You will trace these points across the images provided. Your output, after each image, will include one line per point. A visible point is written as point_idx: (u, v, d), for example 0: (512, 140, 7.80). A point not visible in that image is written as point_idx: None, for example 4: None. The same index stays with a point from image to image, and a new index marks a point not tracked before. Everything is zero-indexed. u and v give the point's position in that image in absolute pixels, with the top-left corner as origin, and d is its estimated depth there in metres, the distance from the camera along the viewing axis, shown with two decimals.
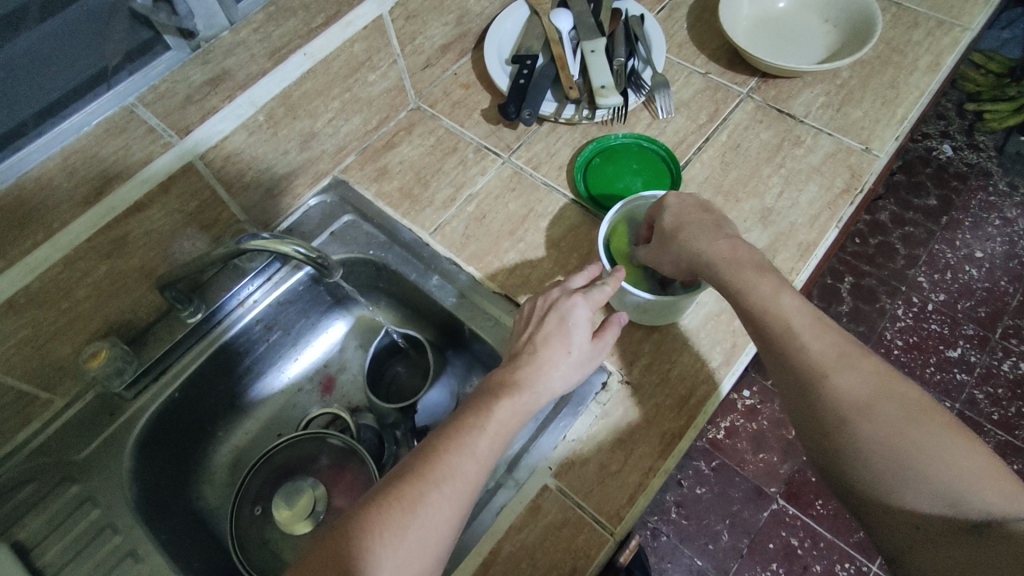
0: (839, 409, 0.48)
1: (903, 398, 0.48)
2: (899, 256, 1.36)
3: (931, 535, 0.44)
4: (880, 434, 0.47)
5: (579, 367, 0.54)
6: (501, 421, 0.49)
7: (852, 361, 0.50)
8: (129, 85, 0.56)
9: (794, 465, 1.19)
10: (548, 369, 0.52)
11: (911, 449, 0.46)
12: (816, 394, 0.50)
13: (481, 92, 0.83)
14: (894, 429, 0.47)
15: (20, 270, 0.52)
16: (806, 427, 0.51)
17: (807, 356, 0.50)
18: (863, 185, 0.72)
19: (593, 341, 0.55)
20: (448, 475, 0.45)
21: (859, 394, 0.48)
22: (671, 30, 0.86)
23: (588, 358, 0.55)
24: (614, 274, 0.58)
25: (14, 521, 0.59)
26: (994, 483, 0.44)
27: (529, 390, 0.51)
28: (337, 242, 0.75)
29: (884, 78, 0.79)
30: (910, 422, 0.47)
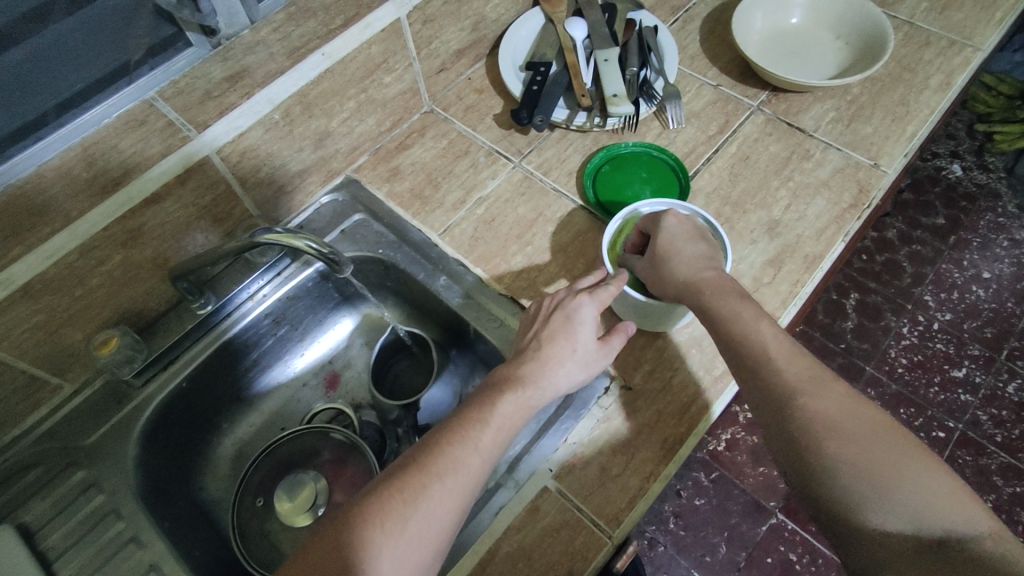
0: (810, 424, 0.49)
1: (869, 420, 0.49)
2: (905, 274, 1.36)
3: (894, 551, 0.44)
4: (845, 448, 0.47)
5: (584, 369, 0.55)
6: (506, 420, 0.49)
7: (827, 385, 0.51)
8: (149, 81, 0.58)
9: (794, 480, 1.19)
10: (555, 370, 0.53)
11: (883, 470, 0.46)
12: (793, 412, 0.50)
13: (494, 97, 0.84)
14: (861, 447, 0.47)
15: (38, 255, 0.53)
16: (776, 444, 0.51)
17: (780, 373, 0.52)
18: (871, 201, 0.72)
19: (600, 343, 0.56)
20: (450, 469, 0.45)
21: (836, 414, 0.49)
22: (685, 41, 0.87)
23: (593, 360, 0.55)
24: (617, 278, 0.58)
25: (18, 505, 0.60)
26: (956, 504, 0.45)
27: (536, 387, 0.51)
28: (347, 240, 0.76)
29: (894, 96, 0.80)
30: (876, 441, 0.48)
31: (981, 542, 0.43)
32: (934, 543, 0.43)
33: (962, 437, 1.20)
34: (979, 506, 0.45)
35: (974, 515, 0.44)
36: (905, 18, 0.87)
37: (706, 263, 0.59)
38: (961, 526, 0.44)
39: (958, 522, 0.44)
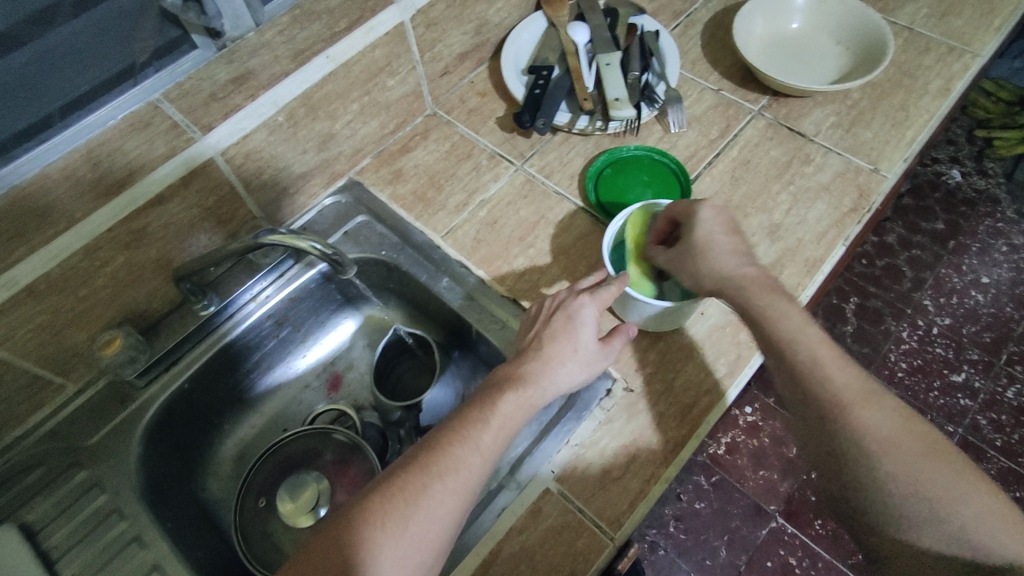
0: (864, 446, 0.50)
1: (921, 439, 0.49)
2: (905, 279, 1.37)
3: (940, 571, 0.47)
4: (896, 471, 0.48)
5: (585, 370, 0.55)
6: (507, 420, 0.50)
7: (876, 399, 0.51)
8: (153, 83, 0.60)
9: (794, 483, 1.19)
10: (556, 371, 0.53)
11: (923, 484, 0.48)
12: (838, 426, 0.51)
13: (497, 101, 0.85)
14: (912, 469, 0.48)
15: (43, 256, 0.53)
16: (823, 459, 0.52)
17: (833, 392, 0.51)
18: (871, 205, 0.73)
19: (600, 343, 0.56)
20: (452, 468, 0.46)
21: (882, 429, 0.50)
22: (686, 46, 0.88)
23: (594, 361, 0.56)
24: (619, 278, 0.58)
25: (20, 505, 0.61)
26: (1003, 525, 0.46)
27: (537, 387, 0.52)
28: (350, 242, 0.76)
29: (894, 101, 0.81)
30: (928, 463, 0.48)
31: None
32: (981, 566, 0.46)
33: (961, 441, 1.20)
34: None
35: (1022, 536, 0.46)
36: (904, 24, 0.88)
37: (743, 258, 0.57)
38: (1009, 548, 0.45)
39: (1006, 545, 0.46)
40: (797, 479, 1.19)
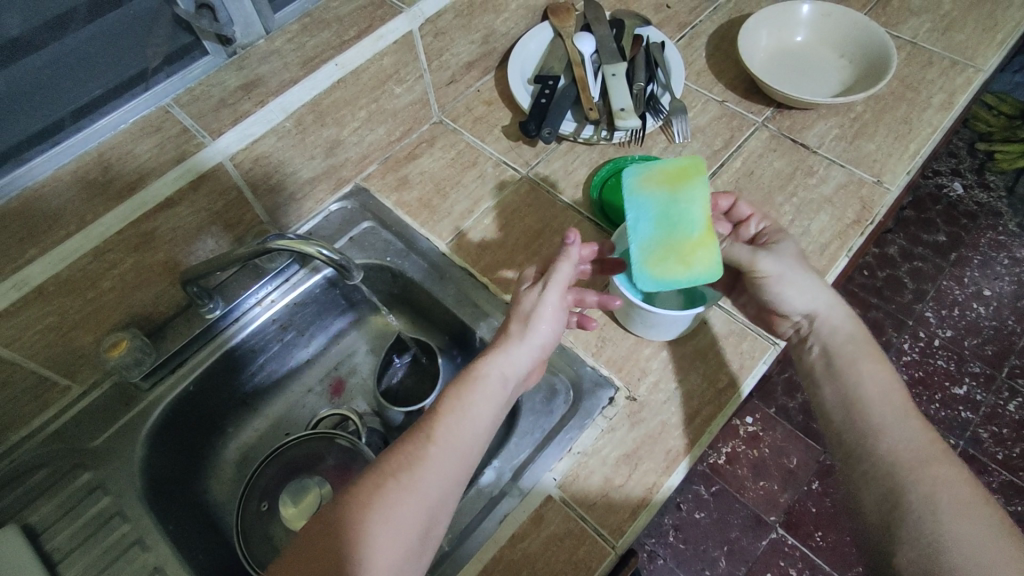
0: (925, 493, 0.45)
1: (993, 516, 0.44)
2: (906, 291, 1.37)
3: None
4: (957, 527, 0.43)
5: (534, 341, 0.55)
6: (455, 403, 0.50)
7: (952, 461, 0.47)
8: (166, 87, 0.63)
9: (794, 494, 1.19)
10: (498, 349, 0.53)
11: (991, 555, 0.42)
12: (906, 479, 0.46)
13: (502, 109, 0.85)
14: (977, 532, 0.43)
15: (53, 258, 0.54)
16: (875, 505, 0.48)
17: (905, 436, 0.48)
18: (874, 217, 0.73)
19: (543, 310, 0.55)
20: (404, 464, 0.46)
21: (958, 495, 0.45)
22: (690, 57, 0.89)
23: (541, 330, 0.55)
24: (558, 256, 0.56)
25: (24, 505, 0.61)
26: None
27: (483, 361, 0.53)
28: (356, 248, 0.76)
29: (897, 114, 0.81)
30: (996, 534, 0.43)
31: None
32: None
33: (962, 453, 1.20)
34: None
35: None
36: (908, 38, 0.89)
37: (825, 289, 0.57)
38: None
39: None
40: (798, 491, 1.19)
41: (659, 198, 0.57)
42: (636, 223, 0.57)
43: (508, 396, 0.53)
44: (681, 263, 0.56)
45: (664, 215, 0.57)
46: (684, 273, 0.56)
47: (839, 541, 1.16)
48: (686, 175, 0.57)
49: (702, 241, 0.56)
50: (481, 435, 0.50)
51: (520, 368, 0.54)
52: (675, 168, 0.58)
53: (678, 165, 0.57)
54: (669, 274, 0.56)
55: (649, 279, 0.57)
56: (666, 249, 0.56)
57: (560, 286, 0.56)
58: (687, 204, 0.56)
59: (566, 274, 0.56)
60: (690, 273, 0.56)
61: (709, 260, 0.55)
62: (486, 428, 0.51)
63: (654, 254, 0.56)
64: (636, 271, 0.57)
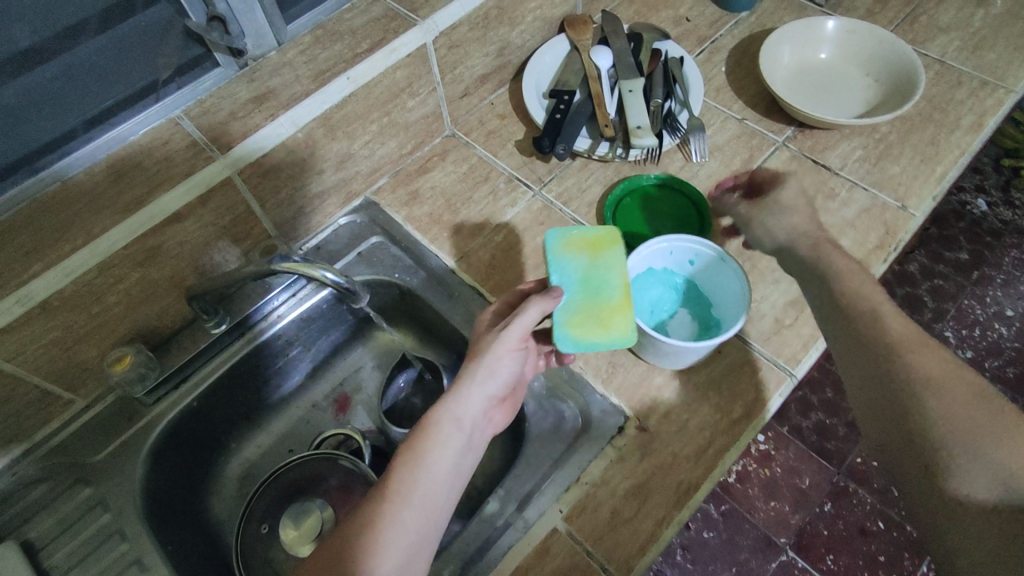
0: (909, 382, 0.45)
1: (977, 389, 0.44)
2: (926, 309, 1.34)
3: (974, 519, 0.41)
4: (943, 411, 0.43)
5: (490, 380, 0.53)
6: (410, 457, 0.48)
7: (932, 346, 0.46)
8: (177, 99, 0.62)
9: (806, 516, 1.17)
10: (451, 393, 0.51)
11: (976, 426, 0.42)
12: (932, 411, 0.43)
13: (517, 123, 0.84)
14: (961, 409, 0.43)
15: (58, 273, 0.54)
16: (862, 390, 0.48)
17: (886, 330, 0.47)
18: (898, 243, 0.71)
19: (497, 348, 0.53)
20: (357, 531, 0.45)
21: (937, 373, 0.44)
22: (710, 73, 0.86)
23: (496, 368, 0.53)
24: (531, 300, 0.53)
25: (24, 520, 0.60)
26: None
27: (436, 410, 0.50)
28: (363, 263, 0.75)
29: (924, 135, 0.79)
30: (977, 408, 0.43)
31: None
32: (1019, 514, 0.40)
33: None
34: None
35: None
36: (936, 57, 0.86)
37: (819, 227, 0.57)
38: None
39: None
40: (809, 512, 1.17)
41: (581, 262, 0.57)
42: (559, 284, 0.56)
43: (468, 440, 0.51)
44: (601, 327, 0.54)
45: (585, 279, 0.56)
46: (604, 338, 0.54)
47: (851, 565, 1.13)
48: (603, 243, 0.58)
49: (621, 307, 0.55)
50: (443, 486, 0.48)
51: (478, 408, 0.52)
52: (593, 236, 0.59)
53: (595, 234, 0.59)
54: (589, 336, 0.54)
55: (570, 342, 0.54)
56: (587, 313, 0.55)
57: (523, 327, 0.53)
58: (607, 271, 0.57)
59: (531, 318, 0.53)
60: (609, 338, 0.54)
61: (628, 326, 0.54)
62: (447, 477, 0.48)
63: (575, 317, 0.55)
64: (557, 332, 0.54)
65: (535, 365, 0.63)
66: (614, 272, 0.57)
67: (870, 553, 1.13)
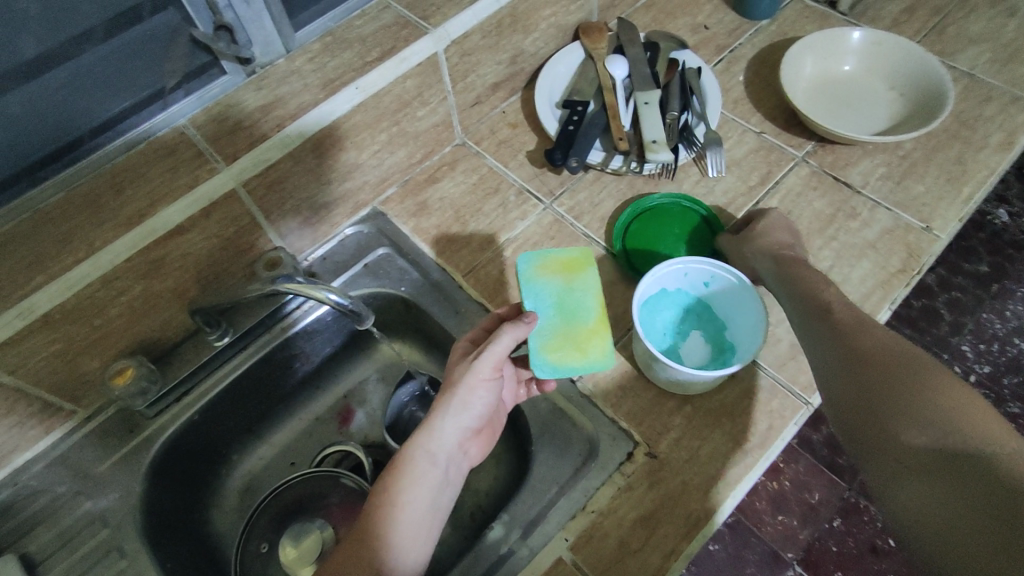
0: (850, 354, 0.51)
1: (913, 359, 0.48)
2: (943, 323, 1.30)
3: (912, 466, 0.43)
4: (879, 375, 0.48)
5: (462, 413, 0.54)
6: (387, 496, 0.50)
7: (871, 329, 0.53)
8: (183, 107, 0.60)
9: (814, 532, 1.15)
10: (423, 428, 0.53)
11: (910, 385, 0.46)
12: (878, 377, 0.48)
13: (529, 133, 0.82)
14: (891, 372, 0.48)
15: (59, 286, 0.53)
16: (818, 372, 0.54)
17: (837, 316, 0.55)
18: (921, 267, 0.68)
19: (468, 382, 0.54)
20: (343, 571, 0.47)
21: (873, 346, 0.51)
22: (728, 84, 0.84)
23: (468, 401, 0.55)
24: (504, 327, 0.54)
25: (23, 533, 0.59)
26: (985, 422, 0.42)
27: (410, 447, 0.52)
28: (369, 276, 0.74)
29: (950, 153, 0.76)
30: (910, 371, 0.47)
31: (1001, 447, 0.40)
32: (953, 455, 0.41)
33: None
34: (1011, 428, 0.41)
35: (1004, 432, 0.41)
36: (964, 70, 0.83)
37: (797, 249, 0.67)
38: (985, 438, 0.41)
39: (983, 435, 0.41)
40: (818, 528, 1.15)
41: (556, 286, 0.58)
42: (535, 309, 0.57)
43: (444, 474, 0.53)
44: (578, 350, 0.55)
45: (560, 303, 0.57)
46: (581, 362, 0.55)
47: None
48: (578, 266, 0.59)
49: (597, 330, 0.56)
50: (420, 524, 0.50)
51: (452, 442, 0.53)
52: (567, 259, 0.60)
53: (569, 256, 0.59)
54: (566, 360, 0.54)
55: (547, 367, 0.54)
56: (564, 337, 0.55)
57: (493, 359, 0.54)
58: (582, 294, 0.58)
59: (504, 347, 0.53)
60: (586, 361, 0.55)
61: (604, 349, 0.55)
62: (424, 513, 0.50)
63: (552, 341, 0.55)
64: (533, 358, 0.54)
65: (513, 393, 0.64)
66: (589, 295, 0.58)
67: (879, 572, 1.11)
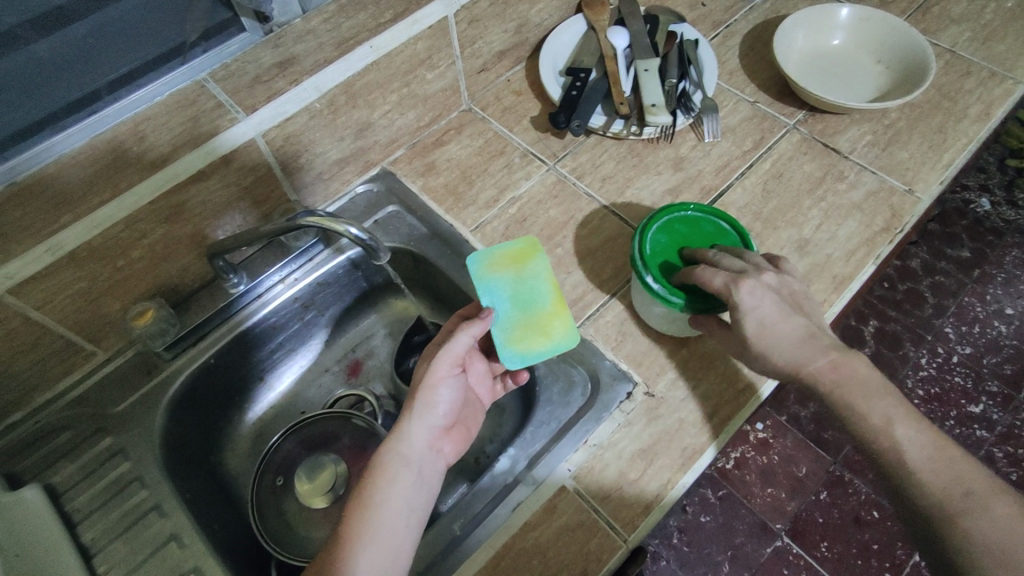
0: (893, 447, 0.50)
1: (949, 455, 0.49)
2: (926, 305, 1.27)
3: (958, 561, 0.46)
4: (923, 473, 0.49)
5: (429, 413, 0.55)
6: (362, 500, 0.50)
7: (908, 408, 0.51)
8: (201, 62, 0.63)
9: (802, 503, 1.11)
10: (392, 433, 0.54)
11: (952, 489, 0.48)
12: (921, 478, 0.49)
13: (532, 100, 0.85)
14: (932, 468, 0.49)
15: (86, 225, 0.55)
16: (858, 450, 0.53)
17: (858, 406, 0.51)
18: (903, 226, 0.72)
19: (429, 383, 0.55)
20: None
21: (911, 440, 0.50)
22: (723, 56, 0.88)
23: (432, 400, 0.55)
24: (460, 329, 0.56)
25: (47, 466, 0.62)
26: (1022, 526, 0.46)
27: (381, 455, 0.52)
28: (381, 231, 0.77)
29: (932, 123, 0.80)
30: (949, 471, 0.48)
31: None
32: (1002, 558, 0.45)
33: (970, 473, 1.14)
34: None
35: None
36: (947, 47, 0.87)
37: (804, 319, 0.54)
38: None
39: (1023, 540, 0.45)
40: (806, 500, 1.11)
41: (508, 279, 0.60)
42: (493, 305, 0.59)
43: (418, 474, 0.53)
44: (542, 336, 0.57)
45: (515, 295, 0.59)
46: (546, 345, 0.57)
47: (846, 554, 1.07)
48: (526, 257, 0.61)
49: (556, 312, 0.59)
50: (399, 524, 0.50)
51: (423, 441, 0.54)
52: (514, 251, 0.62)
53: (515, 249, 0.62)
54: (532, 348, 0.57)
55: (516, 357, 0.57)
56: (525, 327, 0.58)
57: (450, 357, 0.55)
58: (534, 282, 0.60)
59: (461, 345, 0.55)
60: (551, 343, 0.57)
61: (566, 329, 0.58)
62: (401, 514, 0.50)
63: (515, 332, 0.57)
64: (502, 352, 0.56)
65: (488, 391, 0.66)
66: (540, 283, 0.60)
67: (862, 542, 1.07)
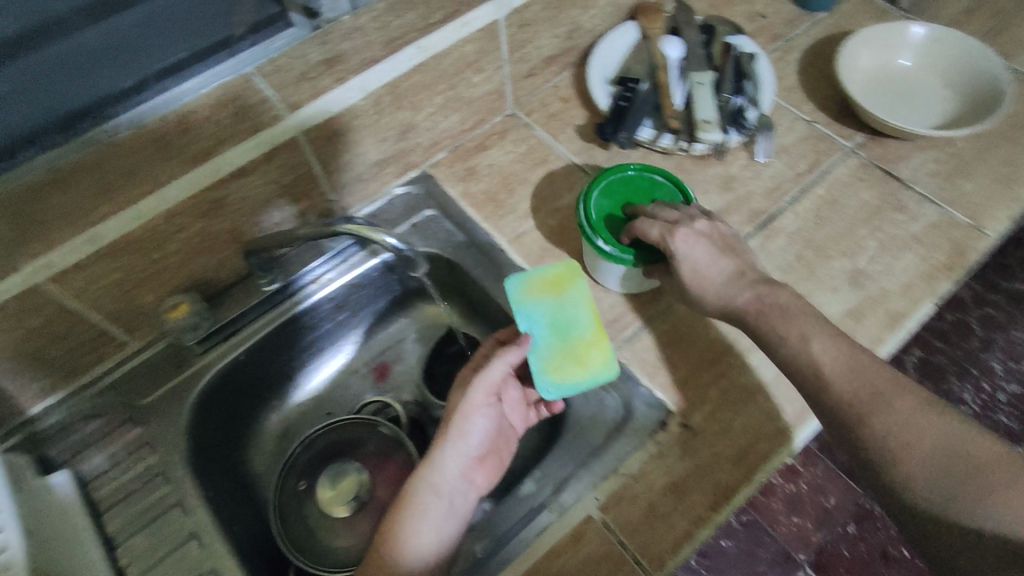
0: (888, 449, 0.48)
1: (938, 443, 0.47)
2: (974, 337, 1.21)
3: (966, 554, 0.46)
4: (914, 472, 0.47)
5: (462, 442, 0.56)
6: (395, 529, 0.52)
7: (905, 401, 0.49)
8: (249, 55, 0.61)
9: (827, 535, 1.06)
10: (425, 460, 0.55)
11: (947, 483, 0.46)
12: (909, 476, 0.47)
13: (579, 108, 0.83)
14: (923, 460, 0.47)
15: (127, 217, 0.54)
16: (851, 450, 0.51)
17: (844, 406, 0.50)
18: (965, 263, 0.68)
19: (464, 412, 0.56)
20: None
21: (900, 435, 0.48)
22: (782, 72, 0.84)
23: (466, 429, 0.56)
24: (496, 358, 0.56)
25: (79, 451, 0.63)
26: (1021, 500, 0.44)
27: (414, 483, 0.54)
28: (417, 235, 0.76)
29: (1001, 154, 0.75)
30: (941, 466, 0.47)
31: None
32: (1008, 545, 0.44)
33: None
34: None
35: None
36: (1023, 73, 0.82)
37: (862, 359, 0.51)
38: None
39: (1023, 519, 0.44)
40: (832, 531, 1.07)
41: (547, 304, 0.58)
42: (530, 331, 0.57)
43: (450, 504, 0.54)
44: (578, 366, 0.55)
45: (552, 321, 0.57)
46: (582, 376, 0.55)
47: None
48: (565, 280, 0.59)
49: (595, 341, 0.56)
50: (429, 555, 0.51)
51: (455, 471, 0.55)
52: (553, 274, 0.59)
53: (554, 272, 0.59)
54: (568, 378, 0.55)
55: (552, 388, 0.55)
56: (562, 355, 0.56)
57: (486, 386, 0.56)
58: (573, 308, 0.58)
59: (497, 374, 0.56)
60: (588, 374, 0.55)
61: (605, 359, 0.55)
62: (431, 545, 0.51)
63: (551, 361, 0.55)
64: (538, 382, 0.55)
65: (523, 418, 0.65)
66: (579, 308, 0.58)
67: None
